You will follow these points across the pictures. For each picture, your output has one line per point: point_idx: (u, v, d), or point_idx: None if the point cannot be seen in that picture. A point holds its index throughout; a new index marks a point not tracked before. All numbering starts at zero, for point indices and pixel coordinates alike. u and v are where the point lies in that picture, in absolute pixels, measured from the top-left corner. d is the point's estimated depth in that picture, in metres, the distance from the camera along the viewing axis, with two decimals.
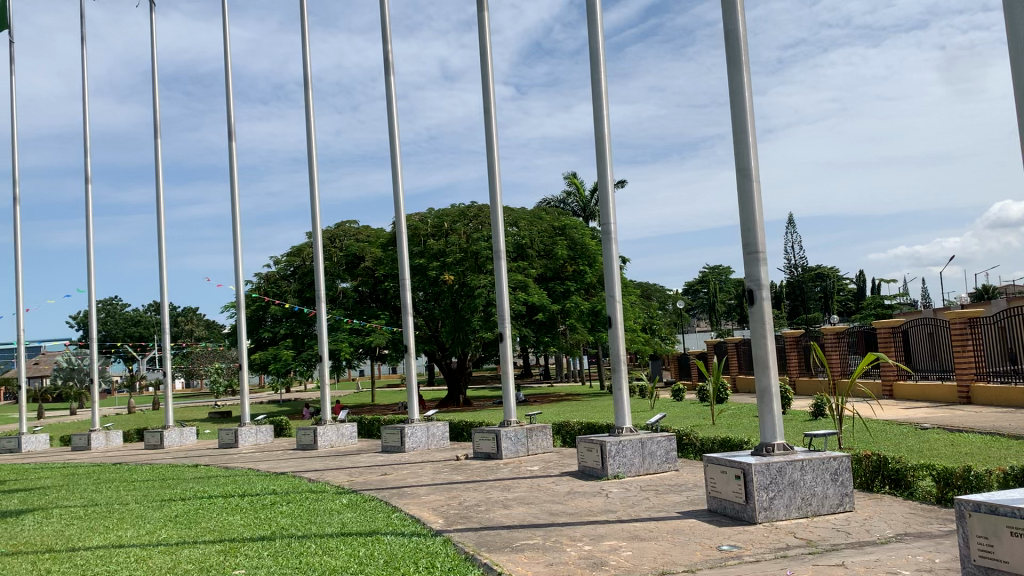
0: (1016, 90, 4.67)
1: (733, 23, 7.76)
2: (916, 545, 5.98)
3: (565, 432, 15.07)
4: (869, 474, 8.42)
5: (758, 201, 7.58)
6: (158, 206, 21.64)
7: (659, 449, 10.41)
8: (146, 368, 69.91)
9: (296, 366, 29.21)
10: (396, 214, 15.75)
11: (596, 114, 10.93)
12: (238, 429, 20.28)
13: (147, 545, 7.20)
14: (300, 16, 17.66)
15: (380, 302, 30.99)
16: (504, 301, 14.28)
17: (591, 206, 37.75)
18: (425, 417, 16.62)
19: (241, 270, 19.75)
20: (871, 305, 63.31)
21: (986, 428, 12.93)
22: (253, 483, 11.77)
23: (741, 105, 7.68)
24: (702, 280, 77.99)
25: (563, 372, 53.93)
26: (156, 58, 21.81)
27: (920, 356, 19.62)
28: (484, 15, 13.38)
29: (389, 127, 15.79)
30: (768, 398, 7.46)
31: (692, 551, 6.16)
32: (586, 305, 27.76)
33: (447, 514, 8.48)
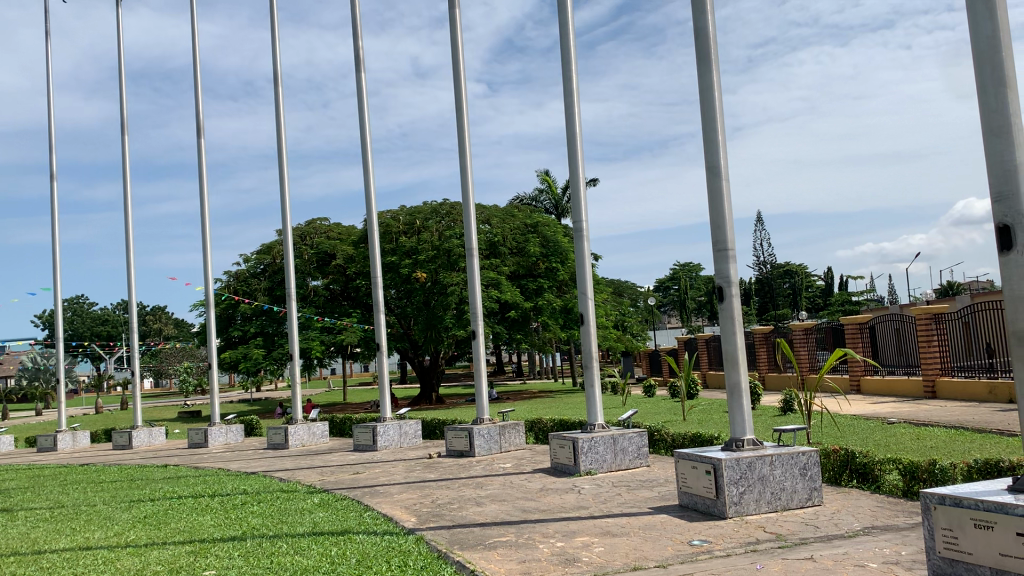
0: (980, 90, 4.74)
1: (702, 22, 7.80)
2: (885, 537, 6.07)
3: (537, 429, 15.11)
4: (837, 468, 8.53)
5: (727, 198, 7.64)
6: (125, 203, 21.37)
7: (631, 445, 10.47)
8: (114, 369, 68.98)
9: (267, 365, 28.96)
10: (368, 210, 15.67)
11: (568, 113, 10.96)
12: (208, 429, 20.07)
13: (115, 547, 7.12)
14: (269, 11, 17.58)
15: (352, 300, 30.76)
16: (477, 298, 14.13)
17: (563, 204, 37.93)
18: (397, 415, 16.55)
19: (210, 268, 19.56)
20: (839, 302, 64.31)
21: (951, 422, 13.18)
22: (222, 483, 11.67)
23: (711, 102, 7.74)
24: (673, 277, 78.77)
25: (535, 369, 54.05)
26: (122, 53, 21.51)
27: (887, 351, 19.94)
28: (456, 12, 13.36)
29: (360, 123, 15.73)
30: (737, 393, 7.53)
31: (663, 547, 6.20)
32: (558, 302, 27.91)
33: (419, 513, 8.45)
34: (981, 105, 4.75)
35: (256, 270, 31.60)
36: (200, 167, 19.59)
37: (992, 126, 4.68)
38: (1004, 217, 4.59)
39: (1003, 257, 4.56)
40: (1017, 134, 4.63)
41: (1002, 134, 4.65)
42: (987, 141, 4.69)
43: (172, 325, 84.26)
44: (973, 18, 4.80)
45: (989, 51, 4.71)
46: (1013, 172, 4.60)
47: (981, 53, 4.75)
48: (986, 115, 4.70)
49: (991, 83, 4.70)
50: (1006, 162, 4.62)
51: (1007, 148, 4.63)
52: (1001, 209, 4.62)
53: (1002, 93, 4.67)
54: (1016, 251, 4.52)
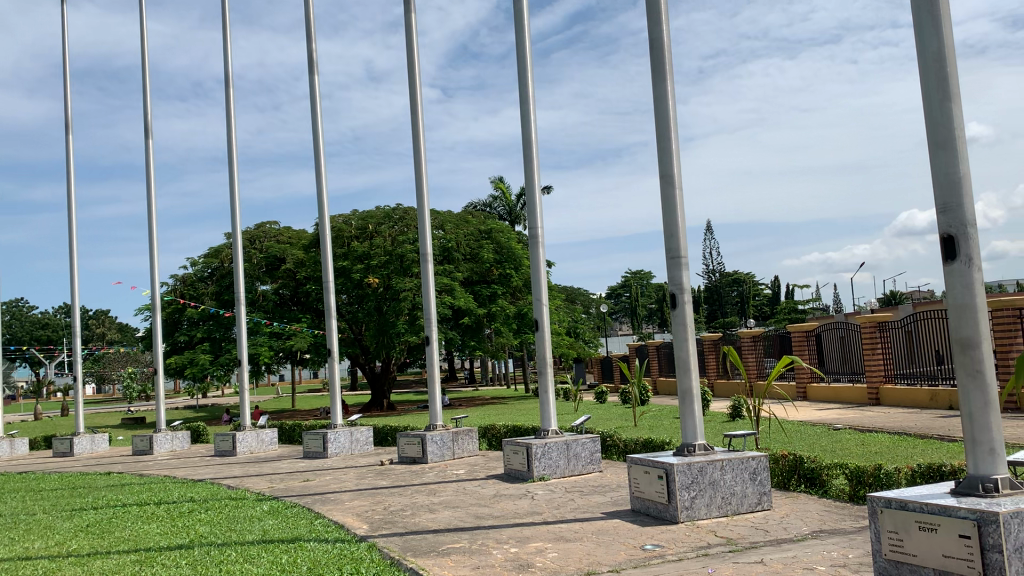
0: (927, 104, 4.87)
1: (657, 32, 7.89)
2: (832, 541, 6.19)
3: (490, 436, 15.07)
4: (785, 473, 8.67)
5: (679, 207, 7.74)
6: (69, 204, 20.84)
7: (584, 450, 10.51)
8: (54, 374, 67.05)
9: (214, 371, 28.42)
10: (320, 214, 15.50)
11: (524, 118, 10.99)
12: (153, 436, 19.65)
13: (56, 557, 6.91)
14: (221, 12, 17.39)
15: (301, 305, 30.38)
16: (430, 303, 14.01)
17: (517, 211, 38.05)
18: (348, 422, 16.37)
19: (157, 271, 19.18)
20: (785, 310, 65.32)
21: (894, 428, 13.48)
22: (168, 491, 11.43)
23: (665, 112, 7.83)
24: (624, 284, 79.78)
25: (487, 376, 53.96)
26: (67, 49, 20.98)
27: (833, 359, 20.40)
28: (411, 17, 13.32)
29: (313, 126, 15.58)
30: (689, 398, 7.62)
31: (616, 552, 6.24)
32: (511, 309, 28.00)
33: (371, 520, 8.37)
34: (928, 121, 4.87)
35: (204, 274, 31.13)
36: (148, 168, 19.22)
37: (937, 139, 4.81)
38: (948, 228, 4.74)
39: (946, 267, 4.72)
40: (960, 147, 4.77)
41: (946, 147, 4.78)
42: (932, 153, 4.83)
43: (116, 330, 82.21)
44: (919, 31, 4.93)
45: (934, 67, 4.84)
46: (958, 183, 4.73)
47: (926, 67, 4.88)
48: (933, 129, 4.83)
49: (936, 96, 4.83)
50: (950, 174, 4.76)
51: (951, 159, 4.77)
52: (946, 220, 4.76)
53: (947, 106, 4.81)
54: (959, 261, 4.69)
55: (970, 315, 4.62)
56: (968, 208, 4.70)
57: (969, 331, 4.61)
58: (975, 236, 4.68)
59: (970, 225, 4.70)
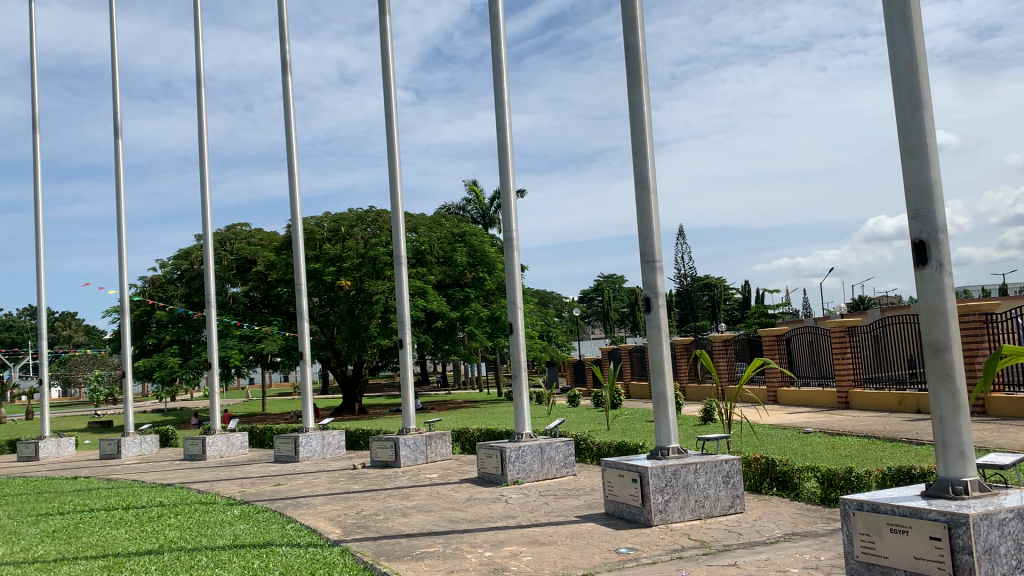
0: (899, 112, 4.93)
1: (633, 37, 7.92)
2: (804, 543, 6.24)
3: (463, 439, 15.04)
4: (757, 476, 8.74)
5: (655, 210, 7.77)
6: (36, 204, 20.52)
7: (557, 454, 10.51)
8: (19, 375, 65.95)
9: (183, 374, 28.12)
10: (293, 214, 15.38)
11: (499, 121, 10.99)
12: (121, 439, 19.39)
13: (22, 563, 6.79)
14: (192, 11, 17.24)
15: (272, 308, 30.13)
16: (405, 306, 13.92)
17: (490, 214, 38.06)
18: (320, 426, 16.25)
19: (125, 272, 18.93)
20: (755, 313, 65.68)
21: (864, 431, 13.62)
22: (137, 495, 11.27)
23: (640, 117, 7.87)
24: (596, 288, 80.07)
25: (460, 379, 53.88)
26: (35, 48, 20.66)
27: (802, 363, 20.62)
28: (386, 19, 13.28)
29: (286, 126, 15.47)
30: (663, 401, 7.65)
31: (590, 555, 6.24)
32: (485, 312, 27.93)
33: (345, 524, 8.30)
34: (901, 128, 4.92)
35: (173, 276, 30.75)
36: (117, 168, 18.99)
37: (910, 145, 4.87)
38: (919, 234, 4.81)
39: (918, 272, 4.78)
40: (932, 154, 4.84)
41: (918, 155, 4.85)
42: (903, 160, 4.89)
43: (82, 332, 80.99)
44: (891, 39, 4.99)
45: (907, 75, 4.91)
46: (930, 190, 4.78)
47: (898, 75, 4.94)
48: (905, 136, 4.89)
49: (908, 103, 4.89)
50: (922, 180, 4.82)
51: (923, 165, 4.83)
52: (917, 226, 4.82)
53: (918, 113, 4.87)
54: (930, 266, 4.75)
55: (940, 318, 4.68)
56: (939, 215, 4.76)
57: (940, 335, 4.67)
58: (946, 242, 4.75)
59: (941, 230, 4.77)
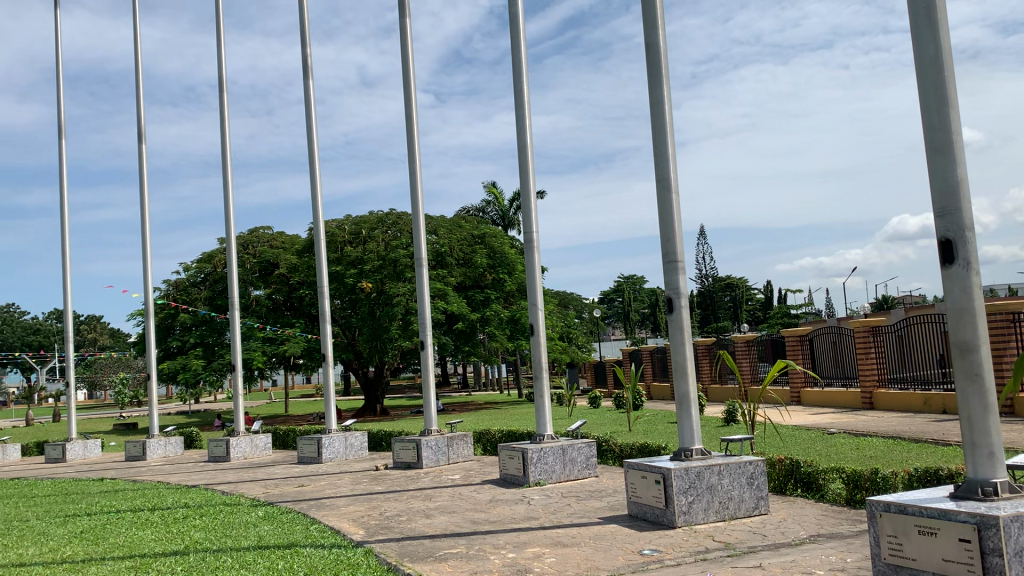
0: (926, 111, 4.87)
1: (653, 37, 7.90)
2: (830, 545, 6.19)
3: (485, 441, 15.06)
4: (781, 478, 8.68)
5: (676, 210, 7.74)
6: (62, 209, 20.76)
7: (580, 455, 10.48)
8: (47, 379, 66.64)
9: (207, 376, 28.33)
10: (315, 217, 15.45)
11: (519, 123, 10.99)
12: (146, 441, 19.59)
13: (50, 563, 6.88)
14: (215, 15, 17.38)
15: (295, 310, 30.31)
16: (425, 307, 13.95)
17: (510, 215, 38.07)
18: (343, 427, 16.34)
19: (150, 275, 19.13)
20: (778, 314, 65.17)
21: (889, 432, 13.49)
22: (162, 497, 11.38)
23: (661, 117, 7.84)
24: (617, 289, 79.79)
25: (480, 381, 53.88)
26: (61, 54, 20.92)
27: (825, 363, 20.46)
28: (406, 22, 13.32)
29: (307, 130, 15.55)
30: (686, 402, 7.61)
31: (614, 557, 6.22)
32: (505, 313, 27.92)
33: (368, 526, 8.33)
34: (927, 126, 4.87)
35: (197, 279, 31.01)
36: (141, 174, 19.17)
37: (936, 144, 4.81)
38: (946, 233, 4.75)
39: (944, 270, 4.73)
40: (957, 152, 4.78)
41: (944, 153, 4.79)
42: (927, 158, 4.84)
43: (107, 335, 81.79)
44: (916, 37, 4.94)
45: (931, 72, 4.86)
46: (956, 188, 4.73)
47: (922, 73, 4.90)
48: (930, 134, 4.83)
49: (933, 101, 4.84)
50: (948, 178, 4.76)
51: (948, 164, 4.77)
52: (944, 224, 4.77)
53: (944, 111, 4.81)
54: (957, 264, 4.69)
55: (966, 318, 4.63)
56: (966, 213, 4.70)
57: (968, 335, 4.61)
58: (973, 240, 4.69)
59: (968, 228, 4.71)
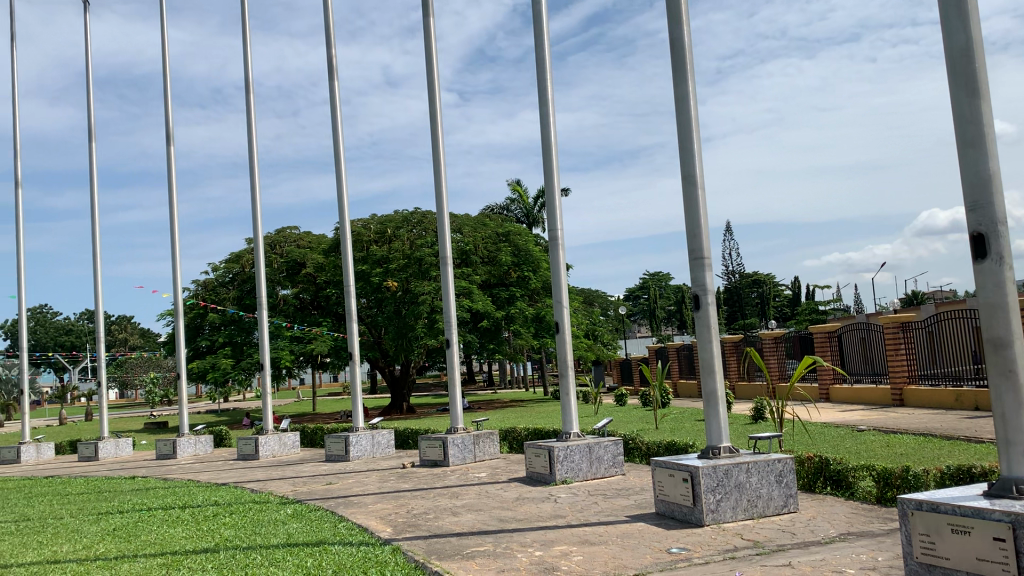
0: (957, 102, 4.79)
1: (678, 32, 7.85)
2: (861, 544, 6.12)
3: (511, 439, 15.06)
4: (811, 475, 8.60)
5: (702, 206, 7.69)
6: (93, 211, 21.05)
7: (606, 453, 10.47)
8: (79, 378, 67.59)
9: (235, 375, 28.59)
10: (341, 217, 15.53)
11: (543, 120, 10.98)
12: (176, 440, 19.82)
13: (84, 560, 6.97)
14: (241, 18, 17.54)
15: (321, 309, 30.51)
16: (451, 305, 13.97)
17: (534, 213, 38.05)
18: (370, 425, 16.42)
19: (179, 276, 19.35)
20: (806, 311, 64.57)
21: (920, 429, 13.32)
22: (193, 495, 11.50)
23: (686, 113, 7.79)
24: (642, 286, 79.49)
25: (506, 379, 53.92)
26: (90, 58, 21.20)
27: (854, 360, 20.25)
28: (430, 21, 13.35)
29: (333, 130, 15.64)
30: (714, 400, 7.57)
31: (642, 555, 6.20)
32: (530, 311, 27.93)
33: (396, 523, 8.37)
34: (958, 118, 4.79)
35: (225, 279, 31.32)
36: (169, 175, 19.38)
37: (967, 137, 4.74)
38: (978, 227, 4.68)
39: (977, 265, 4.65)
40: (989, 145, 4.71)
41: (975, 146, 4.72)
42: (958, 150, 4.76)
43: (137, 335, 82.78)
44: (946, 27, 4.87)
45: (962, 64, 4.78)
46: (988, 182, 4.66)
47: (953, 64, 4.83)
48: (961, 127, 4.76)
49: (964, 93, 4.77)
50: (980, 172, 4.69)
51: (981, 157, 4.70)
52: (976, 218, 4.69)
53: (975, 103, 4.74)
54: (989, 259, 4.62)
55: (1000, 313, 4.56)
56: (999, 207, 4.63)
57: (1002, 331, 4.54)
58: (1006, 234, 4.61)
59: (1001, 222, 4.64)
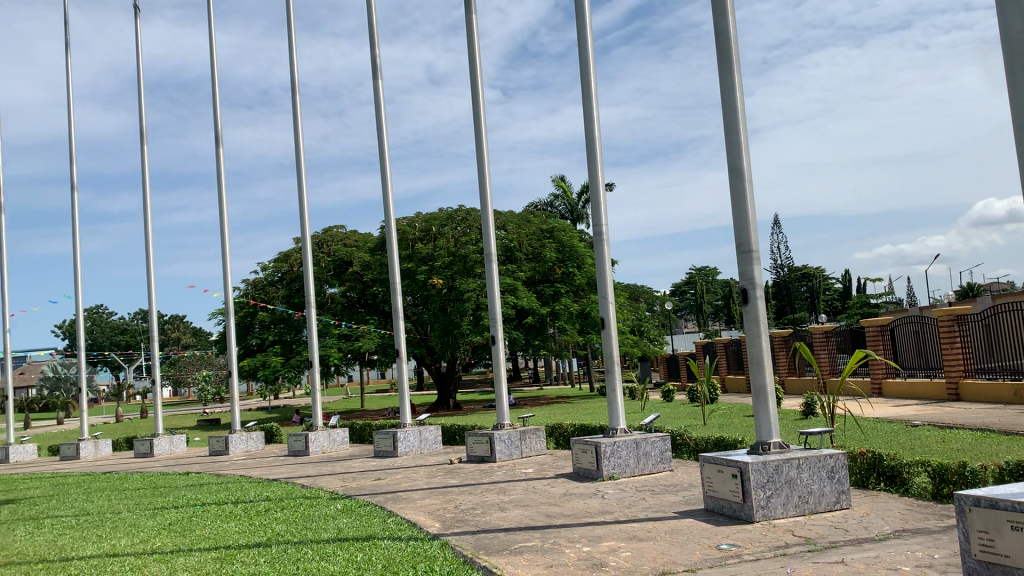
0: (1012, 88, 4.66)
1: (723, 23, 7.77)
2: (916, 540, 5.99)
3: (558, 435, 15.05)
4: (864, 471, 8.45)
5: (749, 199, 7.59)
6: (145, 213, 21.52)
7: (654, 449, 10.41)
8: (134, 377, 69.20)
9: (285, 372, 29.00)
10: (386, 215, 15.65)
11: (586, 115, 10.94)
12: (228, 436, 20.19)
13: (141, 554, 7.15)
14: (286, 20, 17.77)
15: (368, 307, 30.78)
16: (496, 302, 14.00)
17: (579, 208, 37.93)
18: (417, 421, 16.55)
19: (229, 275, 19.69)
20: (857, 304, 63.38)
21: (977, 424, 13.00)
22: (245, 490, 11.70)
23: (732, 105, 7.69)
24: (689, 281, 78.77)
25: (552, 375, 53.87)
26: (141, 63, 21.66)
27: (907, 353, 19.83)
28: (473, 19, 13.38)
29: (378, 129, 15.77)
30: (763, 395, 7.47)
31: (691, 551, 6.15)
32: (575, 307, 27.87)
33: (444, 519, 8.42)
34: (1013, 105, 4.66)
35: (274, 278, 31.81)
36: (218, 177, 19.73)
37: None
38: None
39: None
40: None
41: None
42: (1013, 135, 4.63)
43: (190, 334, 84.49)
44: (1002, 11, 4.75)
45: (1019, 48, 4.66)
46: None
47: (1009, 48, 4.70)
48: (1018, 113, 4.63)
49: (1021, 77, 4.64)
50: None
51: None
52: None
53: None
54: None
55: None
56: None
57: None
58: None
59: None
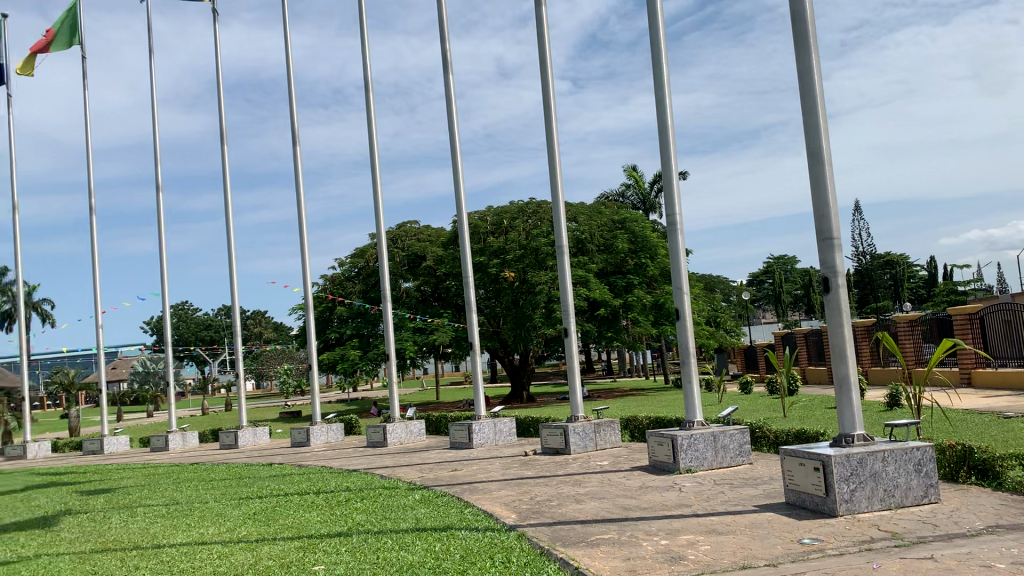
0: None
1: (800, 4, 7.56)
2: (1010, 537, 5.74)
3: (633, 427, 14.94)
4: (954, 464, 8.15)
5: (830, 185, 7.38)
6: (227, 211, 22.16)
7: (732, 442, 10.24)
8: (219, 372, 71.41)
9: (363, 365, 29.50)
10: (459, 208, 15.76)
11: (659, 103, 10.80)
12: (309, 428, 20.68)
13: (228, 542, 7.37)
14: (359, 18, 18.02)
15: (442, 301, 31.07)
16: (569, 294, 13.96)
17: (651, 198, 37.53)
18: (492, 414, 16.65)
19: (308, 271, 20.12)
20: (943, 292, 61.11)
21: None
22: (325, 481, 11.97)
23: (810, 88, 7.49)
24: (766, 271, 77.19)
25: (626, 367, 53.51)
26: (219, 66, 22.24)
27: (999, 342, 19.03)
28: (542, 10, 13.34)
29: (449, 123, 15.88)
30: (846, 386, 7.26)
31: (772, 545, 6.03)
32: (648, 299, 27.61)
33: (520, 510, 8.45)
34: None
35: (351, 273, 32.42)
36: (296, 175, 20.16)
37: None
38: None
39: None
40: None
41: None
42: None
43: (271, 329, 86.72)
44: None
45: None
46: None
47: None
48: None
49: None
50: None
51: None
52: None
53: None
54: None
55: None
56: None
57: None
58: None
59: None
